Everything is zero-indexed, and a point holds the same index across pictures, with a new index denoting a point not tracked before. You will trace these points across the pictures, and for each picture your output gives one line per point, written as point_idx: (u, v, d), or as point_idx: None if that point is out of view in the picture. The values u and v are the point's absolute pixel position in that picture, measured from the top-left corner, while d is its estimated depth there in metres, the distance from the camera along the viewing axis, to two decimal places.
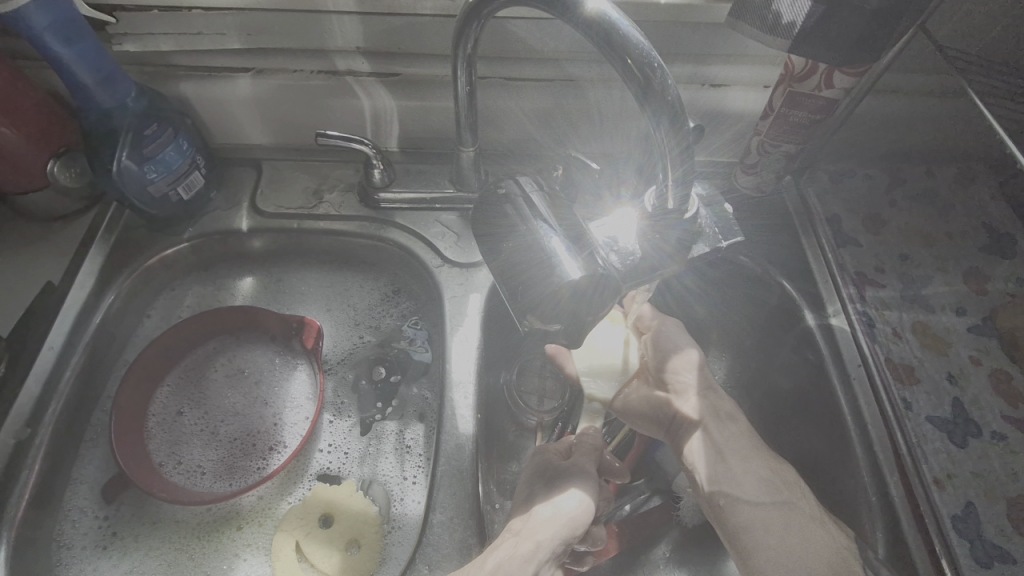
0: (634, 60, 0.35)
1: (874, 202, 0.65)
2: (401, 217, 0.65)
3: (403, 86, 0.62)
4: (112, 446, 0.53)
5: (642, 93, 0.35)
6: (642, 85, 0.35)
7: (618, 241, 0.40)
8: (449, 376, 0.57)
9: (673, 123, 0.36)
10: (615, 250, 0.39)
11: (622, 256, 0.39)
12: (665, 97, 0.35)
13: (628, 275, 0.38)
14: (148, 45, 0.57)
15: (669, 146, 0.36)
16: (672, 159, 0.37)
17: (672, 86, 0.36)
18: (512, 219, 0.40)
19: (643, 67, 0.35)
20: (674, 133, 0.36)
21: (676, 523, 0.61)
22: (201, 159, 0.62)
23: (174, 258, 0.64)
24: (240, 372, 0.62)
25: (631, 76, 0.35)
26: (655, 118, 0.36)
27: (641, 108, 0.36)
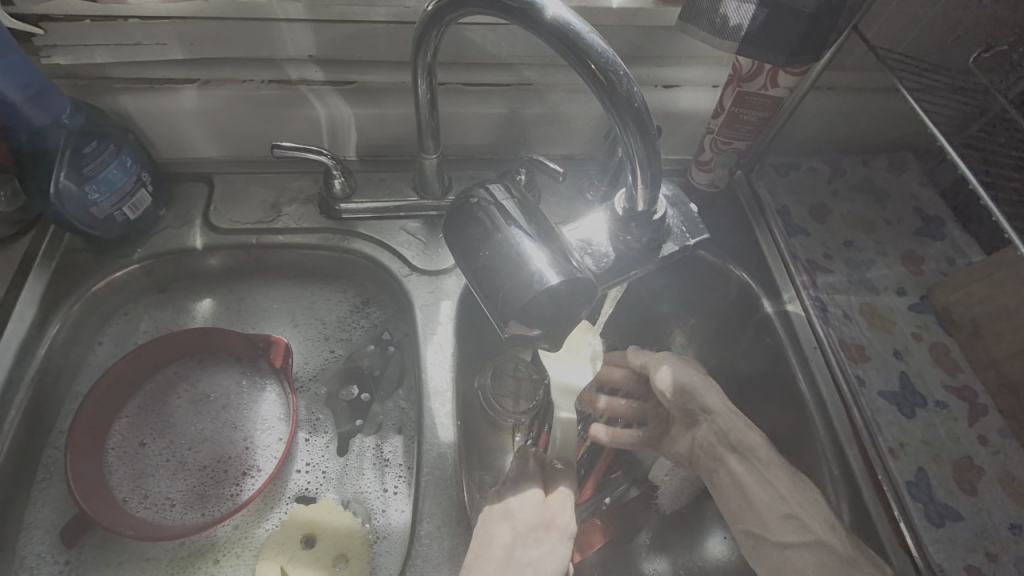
0: (597, 65, 0.36)
1: (817, 193, 0.69)
2: (364, 227, 0.64)
3: (359, 94, 0.61)
4: (68, 484, 0.50)
5: (607, 96, 0.36)
6: (607, 88, 0.36)
7: (592, 243, 0.44)
8: (424, 384, 0.56)
9: (639, 123, 0.37)
10: (590, 252, 0.44)
11: (596, 259, 0.43)
12: (630, 101, 0.36)
13: (603, 273, 0.43)
14: (82, 57, 0.54)
15: (636, 150, 0.38)
16: (643, 161, 0.38)
17: (634, 87, 0.37)
18: (491, 226, 0.40)
19: (606, 72, 0.36)
20: (640, 135, 0.37)
21: (655, 511, 0.63)
22: (147, 176, 0.59)
23: (124, 281, 0.61)
24: (205, 396, 0.59)
25: (596, 80, 0.36)
26: (621, 122, 0.37)
27: (607, 110, 0.37)
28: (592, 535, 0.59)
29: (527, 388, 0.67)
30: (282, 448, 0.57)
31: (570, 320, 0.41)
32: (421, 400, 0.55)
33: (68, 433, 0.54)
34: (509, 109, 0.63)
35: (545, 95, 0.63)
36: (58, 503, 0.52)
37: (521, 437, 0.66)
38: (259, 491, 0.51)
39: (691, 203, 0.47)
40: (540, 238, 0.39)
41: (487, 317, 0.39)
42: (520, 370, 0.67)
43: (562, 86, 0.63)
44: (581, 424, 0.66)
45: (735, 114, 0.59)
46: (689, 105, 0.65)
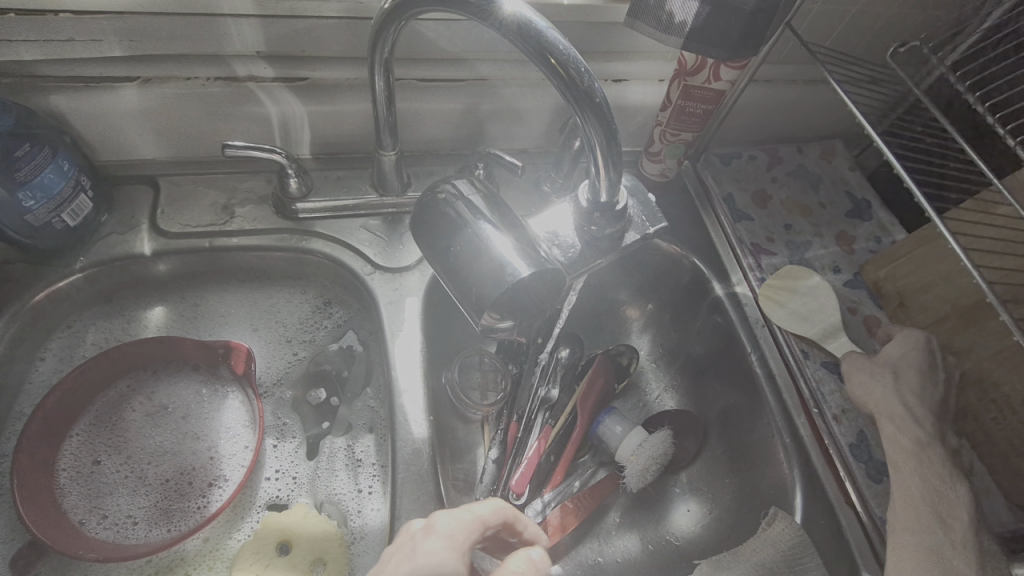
0: (557, 60, 0.37)
1: (758, 179, 0.73)
2: (321, 227, 0.63)
3: (311, 91, 0.60)
4: (18, 511, 0.47)
5: (568, 91, 0.38)
6: (567, 82, 0.38)
7: (558, 235, 0.46)
8: (393, 381, 0.55)
9: (599, 116, 0.38)
10: (556, 244, 0.46)
11: (563, 248, 0.46)
12: (589, 94, 0.38)
13: (572, 262, 0.45)
14: (8, 54, 0.50)
15: (598, 141, 0.39)
16: (603, 151, 0.40)
17: (593, 81, 0.38)
18: (459, 220, 0.41)
19: (566, 67, 0.37)
20: (600, 125, 0.39)
21: (622, 489, 0.67)
22: (85, 181, 0.56)
23: (67, 292, 0.57)
24: (162, 408, 0.57)
25: (557, 75, 0.37)
26: (582, 114, 0.39)
27: (568, 104, 0.39)
28: (566, 518, 0.63)
29: (494, 380, 0.70)
30: (249, 456, 0.56)
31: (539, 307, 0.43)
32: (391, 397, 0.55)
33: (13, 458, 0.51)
34: (464, 105, 0.63)
35: (499, 89, 0.64)
36: (5, 530, 0.49)
37: (490, 428, 0.68)
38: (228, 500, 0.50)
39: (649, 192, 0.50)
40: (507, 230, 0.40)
41: (461, 311, 0.39)
42: (485, 363, 0.70)
43: (516, 81, 0.64)
44: (547, 412, 0.68)
45: (682, 106, 0.62)
46: (637, 99, 0.68)
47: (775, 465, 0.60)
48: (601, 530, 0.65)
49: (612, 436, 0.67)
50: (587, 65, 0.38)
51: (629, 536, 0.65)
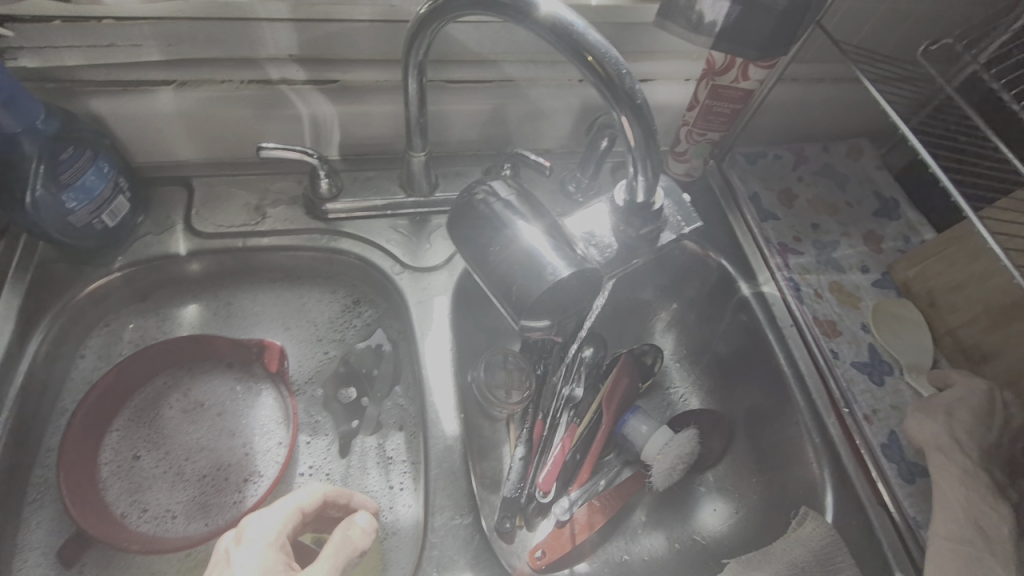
0: (594, 57, 0.37)
1: (784, 179, 0.73)
2: (350, 227, 0.64)
3: (341, 93, 0.61)
4: (65, 505, 0.49)
5: (607, 89, 0.38)
6: (605, 79, 0.38)
7: (594, 235, 0.46)
8: (423, 380, 0.56)
9: (637, 114, 0.39)
10: (593, 244, 0.46)
11: (600, 249, 0.45)
12: (629, 91, 0.38)
13: (609, 261, 0.45)
14: (50, 59, 0.51)
15: (637, 139, 0.40)
16: (641, 148, 0.40)
17: (630, 78, 0.39)
18: (497, 221, 0.41)
19: (604, 64, 0.37)
20: (639, 123, 0.39)
21: (648, 488, 0.67)
22: (123, 182, 0.57)
23: (106, 290, 0.59)
24: (198, 405, 0.58)
25: (595, 72, 0.38)
26: (621, 111, 0.39)
27: (606, 101, 0.39)
28: (593, 516, 0.64)
29: (518, 379, 0.69)
30: (283, 452, 0.57)
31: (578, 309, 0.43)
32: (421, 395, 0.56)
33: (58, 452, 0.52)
34: (492, 106, 0.64)
35: (526, 91, 0.64)
36: (51, 523, 0.50)
37: (516, 427, 0.68)
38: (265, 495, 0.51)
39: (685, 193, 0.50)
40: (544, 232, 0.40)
41: (501, 313, 0.40)
42: (510, 361, 0.70)
43: (543, 82, 0.65)
44: (570, 411, 0.69)
45: (710, 106, 0.62)
46: (662, 99, 0.67)
47: (803, 464, 0.60)
48: (627, 528, 0.66)
49: (638, 435, 0.67)
50: (624, 62, 0.39)
51: (656, 535, 0.66)
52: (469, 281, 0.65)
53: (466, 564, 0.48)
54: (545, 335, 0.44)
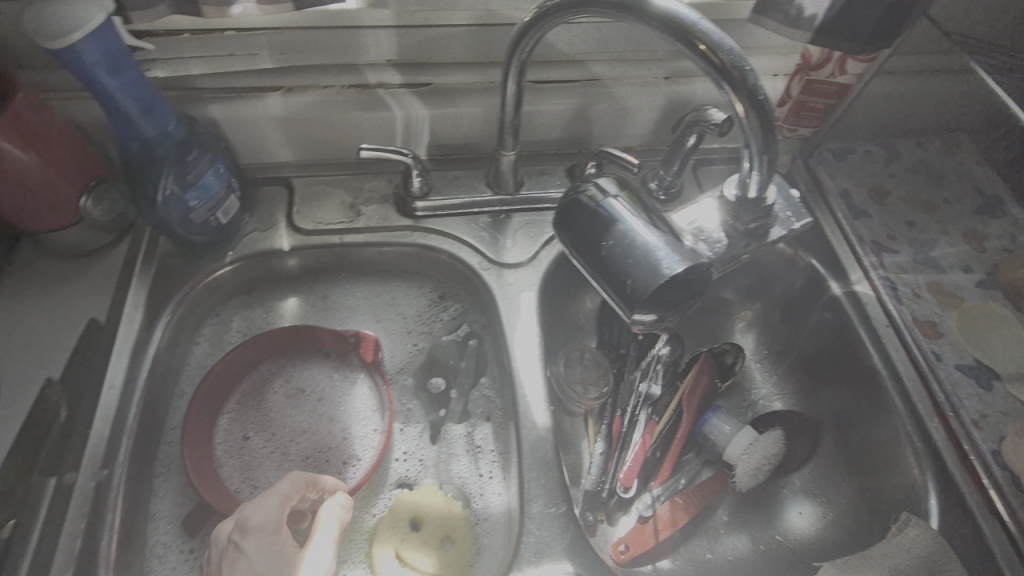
0: (708, 46, 0.38)
1: (876, 175, 0.71)
2: (439, 224, 0.66)
3: (433, 95, 0.63)
4: (190, 478, 0.53)
5: (721, 76, 0.38)
6: (720, 67, 0.38)
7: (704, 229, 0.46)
8: (514, 373, 0.58)
9: (754, 100, 0.38)
10: (703, 239, 0.46)
11: (709, 243, 0.46)
12: (746, 79, 0.38)
13: (719, 257, 0.46)
14: (178, 69, 0.56)
15: (753, 126, 0.39)
16: (757, 135, 0.40)
17: (746, 65, 0.39)
18: (607, 214, 0.40)
19: (718, 52, 0.38)
20: (756, 110, 0.39)
21: (728, 489, 0.67)
22: (235, 183, 0.61)
23: (219, 282, 0.64)
24: (299, 391, 0.62)
25: (709, 61, 0.38)
26: (737, 99, 0.39)
27: (721, 90, 0.39)
28: (676, 514, 0.64)
29: (595, 374, 0.72)
30: (379, 438, 0.60)
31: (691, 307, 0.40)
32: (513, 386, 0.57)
33: (181, 430, 0.57)
34: (578, 105, 0.65)
35: (611, 90, 0.65)
36: (176, 495, 0.55)
37: (593, 422, 0.70)
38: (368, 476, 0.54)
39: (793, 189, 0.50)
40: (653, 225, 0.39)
41: (612, 307, 0.38)
42: (586, 358, 0.73)
43: (628, 81, 0.65)
44: (648, 408, 0.69)
45: (803, 101, 0.65)
46: None
47: (903, 467, 0.58)
48: (709, 528, 0.66)
49: (719, 434, 0.67)
50: (738, 49, 0.39)
51: (738, 535, 0.66)
52: (551, 277, 0.66)
53: (562, 552, 0.49)
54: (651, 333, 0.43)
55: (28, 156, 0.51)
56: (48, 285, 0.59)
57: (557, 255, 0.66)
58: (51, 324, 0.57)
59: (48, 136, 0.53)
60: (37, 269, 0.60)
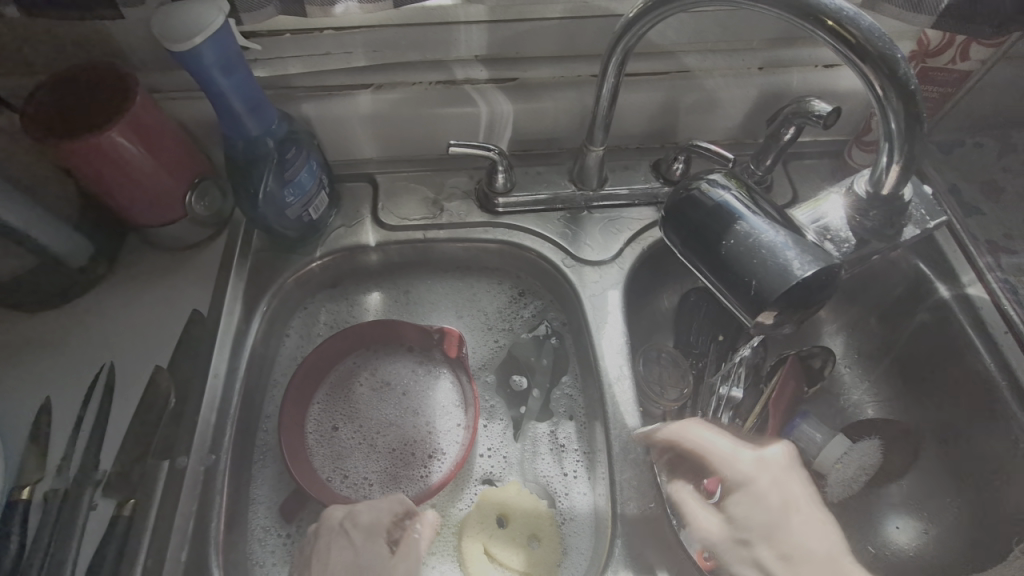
0: (838, 23, 0.36)
1: (987, 170, 0.66)
2: (520, 220, 0.66)
3: (521, 90, 0.62)
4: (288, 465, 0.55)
5: (855, 52, 0.37)
6: (854, 45, 0.36)
7: (829, 225, 0.48)
8: (602, 372, 0.57)
9: (893, 75, 0.37)
10: (829, 237, 0.47)
11: (836, 242, 0.47)
12: (884, 53, 0.36)
13: (845, 257, 0.46)
14: (277, 69, 0.58)
15: (892, 103, 0.37)
16: (896, 111, 0.38)
17: (882, 37, 0.37)
18: (726, 212, 0.39)
19: (850, 29, 0.36)
20: (896, 87, 0.37)
21: (823, 495, 0.63)
22: (325, 179, 0.62)
23: (309, 276, 0.65)
24: (385, 384, 0.63)
25: (839, 37, 0.36)
26: (874, 76, 0.37)
27: (855, 67, 0.37)
28: None
29: (672, 374, 0.70)
30: (463, 433, 0.60)
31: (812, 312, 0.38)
32: (601, 385, 0.57)
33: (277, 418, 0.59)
34: (666, 98, 0.63)
35: (701, 81, 0.63)
36: (274, 482, 0.57)
37: (672, 424, 0.68)
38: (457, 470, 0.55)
39: (927, 186, 0.50)
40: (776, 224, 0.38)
41: (730, 308, 0.37)
42: (663, 357, 0.71)
43: (720, 72, 0.63)
44: (729, 411, 0.66)
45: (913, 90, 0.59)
46: (851, 85, 0.63)
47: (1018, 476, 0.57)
48: None
49: (810, 441, 0.64)
50: (871, 21, 0.37)
51: None
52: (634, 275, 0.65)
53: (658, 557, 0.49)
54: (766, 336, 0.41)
55: (142, 156, 0.54)
56: (153, 277, 0.62)
57: (640, 253, 0.65)
58: (158, 314, 0.60)
59: (160, 136, 0.55)
60: (141, 260, 0.63)
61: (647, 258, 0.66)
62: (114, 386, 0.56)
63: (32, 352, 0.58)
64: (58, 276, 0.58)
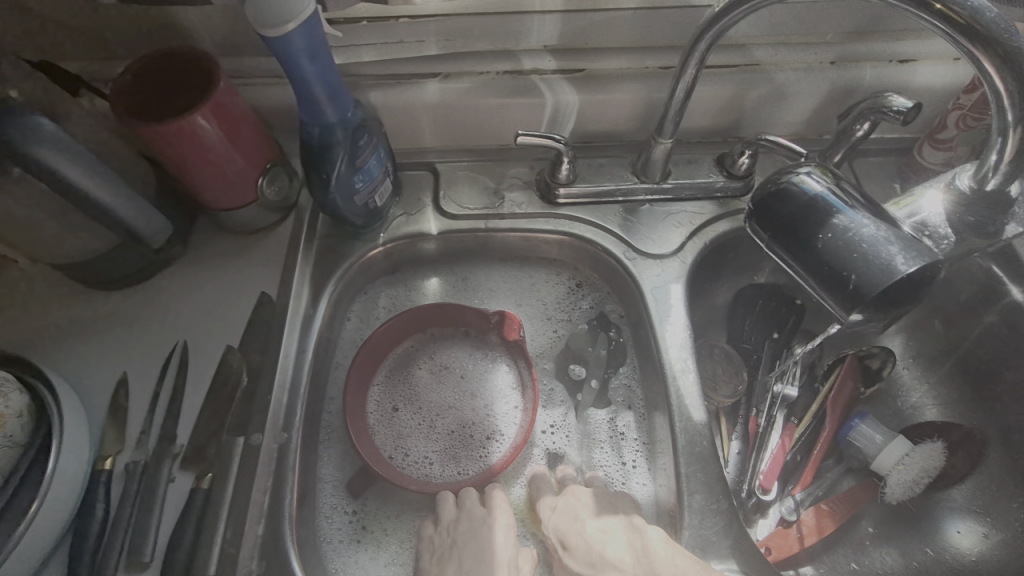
0: (944, 5, 0.37)
1: None
2: (580, 212, 0.66)
3: (587, 81, 0.62)
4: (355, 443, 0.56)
5: (964, 34, 0.37)
6: (962, 26, 0.37)
7: (926, 214, 0.47)
8: (666, 364, 0.59)
9: (1005, 53, 0.37)
10: (927, 232, 0.46)
11: (936, 234, 0.46)
12: (995, 31, 0.37)
13: (944, 253, 0.46)
14: (351, 57, 0.59)
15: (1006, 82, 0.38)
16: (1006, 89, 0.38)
17: (992, 13, 0.37)
18: (821, 207, 0.39)
19: (958, 11, 0.36)
20: (1006, 66, 0.37)
21: (878, 499, 0.64)
22: (390, 166, 0.63)
23: (371, 263, 0.66)
24: (443, 367, 0.64)
25: (946, 19, 0.37)
26: (985, 55, 0.37)
27: (963, 48, 0.38)
28: (822, 521, 0.61)
29: (726, 370, 0.68)
30: (521, 416, 0.61)
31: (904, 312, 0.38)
32: (665, 378, 0.58)
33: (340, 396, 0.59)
34: (734, 92, 0.62)
35: (772, 75, 0.61)
36: (339, 462, 0.59)
37: (726, 420, 0.67)
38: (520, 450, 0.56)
39: None
40: (872, 218, 0.38)
41: (822, 303, 0.38)
42: (717, 352, 0.69)
43: (791, 65, 0.62)
44: (785, 409, 0.66)
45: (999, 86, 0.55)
46: (928, 80, 0.61)
47: None
48: (854, 538, 0.63)
49: (867, 442, 0.63)
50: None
51: (887, 549, 0.62)
52: (695, 270, 0.65)
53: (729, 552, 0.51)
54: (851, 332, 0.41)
55: (223, 145, 0.54)
56: (222, 259, 0.64)
57: (702, 247, 0.65)
58: (226, 295, 0.62)
59: (238, 121, 0.55)
60: (211, 242, 0.65)
61: (709, 252, 0.67)
62: (187, 363, 0.58)
63: (109, 328, 0.60)
64: (136, 256, 0.59)
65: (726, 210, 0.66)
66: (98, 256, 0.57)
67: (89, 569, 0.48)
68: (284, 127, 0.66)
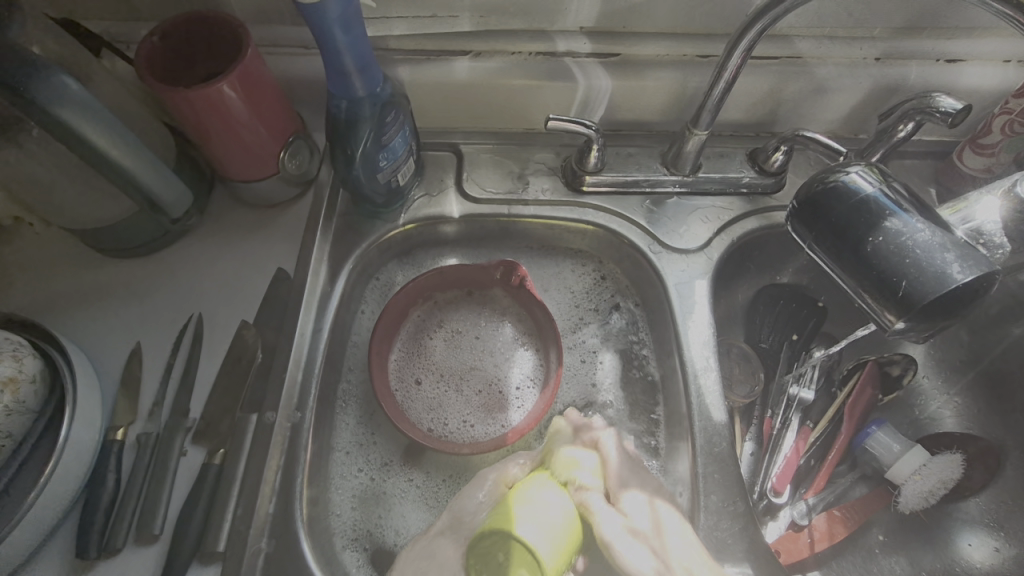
0: None
1: None
2: (607, 201, 0.65)
3: (622, 67, 0.60)
4: (397, 423, 0.55)
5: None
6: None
7: (985, 219, 0.48)
8: (688, 361, 0.58)
9: None
10: (982, 240, 0.48)
11: (990, 241, 0.48)
12: None
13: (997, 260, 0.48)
14: (381, 28, 0.57)
15: None
16: None
17: None
18: (873, 208, 0.41)
19: None
20: None
21: (892, 508, 0.62)
22: (414, 145, 0.61)
23: (390, 243, 0.65)
24: (455, 330, 0.64)
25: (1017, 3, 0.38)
26: None
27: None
28: (834, 527, 0.60)
29: (741, 370, 0.66)
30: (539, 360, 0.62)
31: (952, 323, 0.40)
32: (688, 375, 0.58)
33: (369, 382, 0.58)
34: (773, 84, 0.60)
35: (813, 69, 0.59)
36: (351, 442, 0.58)
37: (741, 420, 0.65)
38: (553, 392, 0.56)
39: None
40: (925, 223, 0.39)
41: (868, 306, 0.40)
42: (735, 351, 0.68)
43: (834, 60, 0.60)
44: (802, 412, 0.65)
45: None
46: (974, 82, 0.60)
47: None
48: (865, 545, 0.61)
49: (885, 450, 0.62)
50: None
51: (898, 558, 0.61)
52: (720, 267, 0.64)
53: (746, 551, 0.52)
54: (893, 338, 0.42)
55: (247, 114, 0.53)
56: (239, 233, 0.63)
57: (728, 245, 0.64)
58: (243, 269, 0.61)
59: (263, 91, 0.53)
60: (228, 214, 0.63)
61: (735, 249, 0.65)
62: (201, 335, 0.57)
63: (122, 297, 0.59)
64: (150, 225, 0.58)
65: (756, 207, 0.64)
66: (106, 225, 0.56)
67: (99, 539, 0.48)
68: (307, 98, 0.64)
